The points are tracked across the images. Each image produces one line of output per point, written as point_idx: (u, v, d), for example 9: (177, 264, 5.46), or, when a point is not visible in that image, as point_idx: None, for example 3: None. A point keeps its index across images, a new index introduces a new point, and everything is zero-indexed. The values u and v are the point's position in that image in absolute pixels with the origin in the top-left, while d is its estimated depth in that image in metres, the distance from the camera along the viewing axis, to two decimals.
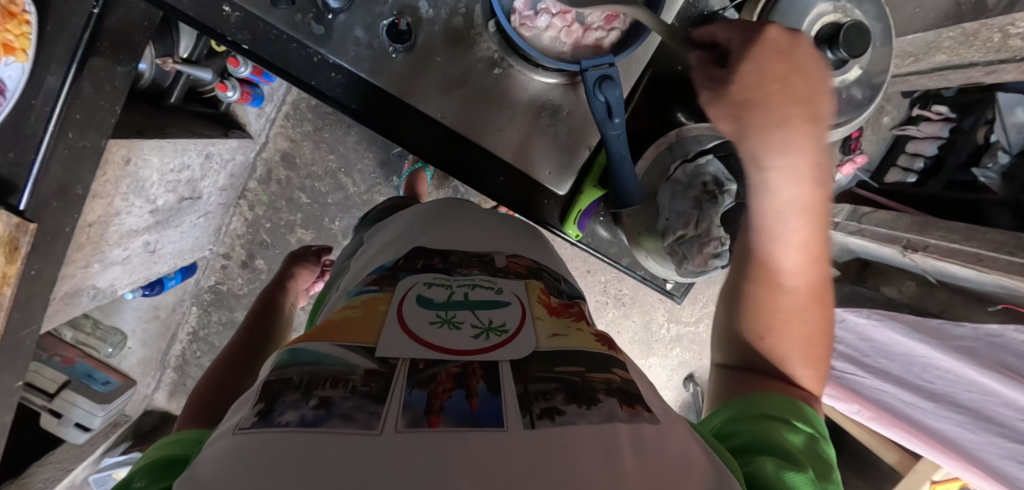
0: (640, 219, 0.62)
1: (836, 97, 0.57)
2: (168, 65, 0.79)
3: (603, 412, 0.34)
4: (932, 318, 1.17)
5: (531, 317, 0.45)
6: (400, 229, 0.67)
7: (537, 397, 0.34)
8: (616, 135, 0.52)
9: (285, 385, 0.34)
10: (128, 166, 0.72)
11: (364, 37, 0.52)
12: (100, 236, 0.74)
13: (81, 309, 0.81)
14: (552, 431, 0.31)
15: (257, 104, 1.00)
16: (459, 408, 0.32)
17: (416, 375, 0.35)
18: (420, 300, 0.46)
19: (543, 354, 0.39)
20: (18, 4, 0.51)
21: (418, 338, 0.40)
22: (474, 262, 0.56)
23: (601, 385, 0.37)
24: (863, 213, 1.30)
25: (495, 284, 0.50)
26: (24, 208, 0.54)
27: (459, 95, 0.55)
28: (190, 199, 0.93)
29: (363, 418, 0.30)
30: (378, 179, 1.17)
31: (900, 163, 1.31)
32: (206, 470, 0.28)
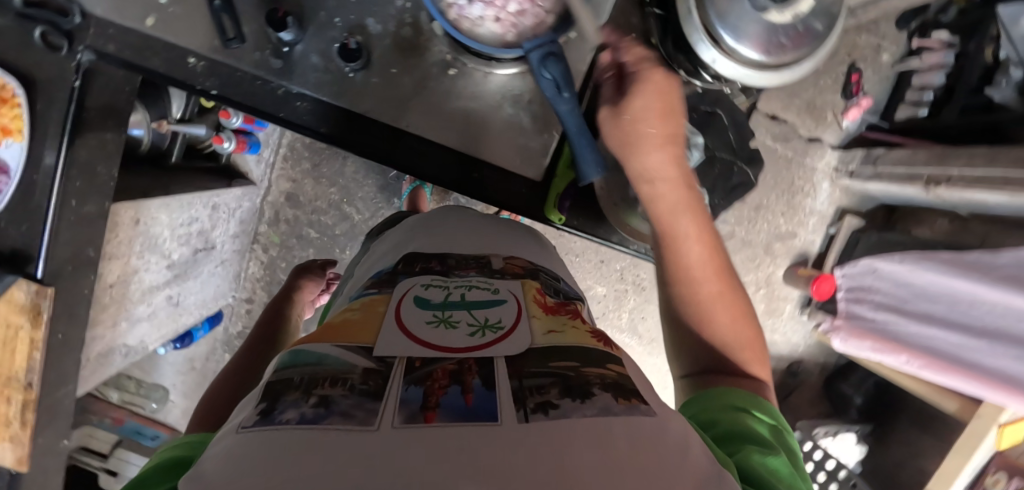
0: (612, 189, 0.62)
1: (794, 33, 0.55)
2: (164, 127, 0.85)
3: (598, 405, 0.34)
4: (971, 251, 1.10)
5: (527, 315, 0.46)
6: (396, 237, 0.69)
7: (532, 391, 0.35)
8: (568, 109, 0.51)
9: (286, 385, 0.36)
10: (139, 226, 0.77)
11: (320, 62, 0.54)
12: (123, 295, 0.79)
13: (116, 368, 0.85)
14: (546, 424, 0.31)
15: (255, 150, 1.05)
16: (455, 403, 0.33)
17: (413, 373, 0.36)
18: (418, 303, 0.47)
19: (539, 350, 0.40)
20: (6, 90, 0.53)
21: (417, 339, 0.41)
22: (472, 263, 0.58)
23: (595, 380, 0.37)
24: (876, 156, 1.28)
25: (493, 286, 0.51)
26: (41, 275, 0.58)
27: (424, 100, 0.56)
28: (204, 249, 0.98)
29: (361, 414, 0.31)
30: (381, 203, 1.20)
31: (908, 99, 1.28)
32: (209, 468, 0.29)
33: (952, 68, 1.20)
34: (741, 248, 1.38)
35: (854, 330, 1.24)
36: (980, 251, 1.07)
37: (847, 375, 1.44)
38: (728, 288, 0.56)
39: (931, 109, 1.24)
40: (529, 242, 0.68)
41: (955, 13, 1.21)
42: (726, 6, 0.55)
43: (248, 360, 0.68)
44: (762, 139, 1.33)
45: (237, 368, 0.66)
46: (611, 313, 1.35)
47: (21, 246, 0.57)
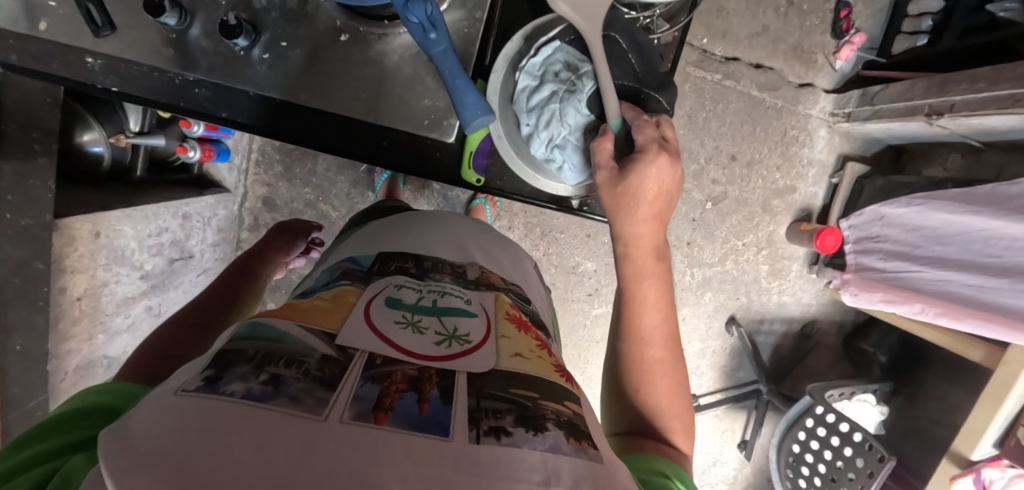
0: (510, 128, 0.63)
1: None
2: (122, 142, 0.86)
3: (548, 440, 0.33)
4: (985, 183, 1.01)
5: (497, 334, 0.44)
6: (365, 232, 0.64)
7: (487, 413, 0.33)
8: (442, 51, 0.50)
9: (238, 355, 0.34)
10: (100, 238, 0.78)
11: (209, 45, 0.55)
12: (95, 307, 0.80)
13: (101, 380, 0.87)
14: (492, 450, 0.30)
15: (224, 158, 1.05)
16: (408, 410, 0.32)
17: (371, 371, 0.34)
18: (388, 301, 0.45)
19: (501, 373, 0.38)
20: None
21: (382, 336, 0.39)
22: (441, 266, 0.55)
23: (551, 415, 0.36)
24: (874, 94, 1.17)
25: (466, 297, 0.49)
26: None
27: (325, 76, 0.57)
28: (182, 259, 1.00)
29: (310, 401, 0.30)
30: (356, 198, 1.20)
31: (906, 29, 1.18)
32: (140, 427, 0.27)
33: None
34: (738, 208, 1.31)
35: (865, 283, 1.17)
36: (994, 183, 0.98)
37: (866, 333, 1.35)
38: (669, 353, 0.58)
39: (931, 37, 1.14)
40: (493, 241, 0.66)
41: None
42: None
43: (201, 315, 0.65)
44: (748, 90, 1.25)
45: (184, 319, 0.62)
46: (604, 287, 1.31)
47: None
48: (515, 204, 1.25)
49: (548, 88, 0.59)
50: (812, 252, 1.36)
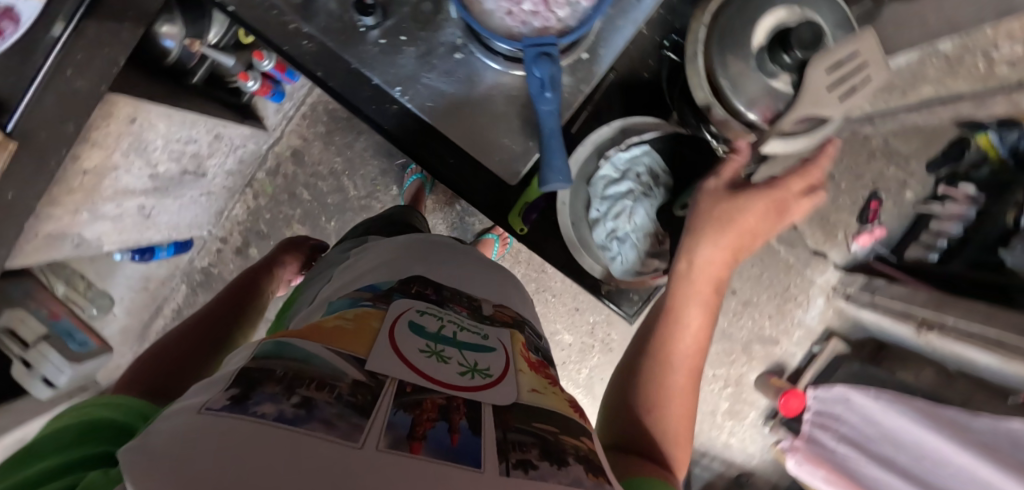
0: (574, 203, 0.67)
1: (777, 104, 0.58)
2: (195, 47, 0.86)
3: (571, 476, 0.33)
4: (949, 407, 1.06)
5: (512, 368, 0.44)
6: (386, 256, 0.62)
7: (514, 446, 0.34)
8: (549, 111, 0.54)
9: (267, 377, 0.33)
10: (133, 125, 0.77)
11: (336, 10, 0.58)
12: (95, 185, 0.78)
13: (62, 254, 0.84)
14: (523, 483, 0.30)
15: (276, 99, 1.08)
16: (440, 440, 0.31)
17: (402, 398, 0.34)
18: (412, 326, 0.44)
19: (522, 407, 0.39)
20: None
21: (408, 363, 0.39)
22: (463, 300, 0.55)
23: (570, 449, 0.37)
24: (877, 286, 1.25)
25: (483, 332, 0.49)
26: (11, 129, 0.56)
27: (422, 83, 0.59)
28: (194, 174, 0.98)
29: (343, 427, 0.29)
30: (379, 185, 1.20)
31: (923, 239, 1.25)
32: (159, 445, 0.25)
33: (972, 222, 1.17)
34: (721, 339, 1.34)
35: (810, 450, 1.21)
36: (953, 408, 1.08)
37: None
38: (689, 380, 0.59)
39: (942, 256, 1.20)
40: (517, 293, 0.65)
41: (987, 172, 1.19)
42: (739, 73, 0.58)
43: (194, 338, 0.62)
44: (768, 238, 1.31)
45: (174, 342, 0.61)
46: (572, 363, 1.31)
47: None
48: (520, 252, 1.27)
49: (626, 184, 0.64)
50: (772, 406, 1.39)
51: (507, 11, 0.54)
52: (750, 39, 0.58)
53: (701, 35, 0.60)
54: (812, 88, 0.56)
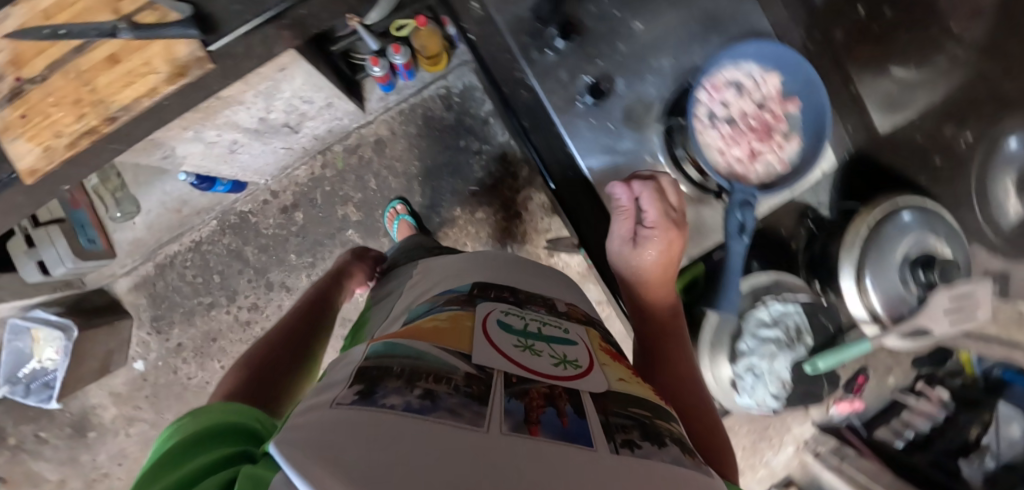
0: (718, 330, 0.63)
1: (903, 312, 0.57)
2: (354, 23, 0.87)
3: (670, 454, 0.32)
4: None
5: (598, 362, 0.44)
6: (457, 263, 0.60)
7: (617, 428, 0.32)
8: (737, 251, 0.55)
9: (385, 373, 0.32)
10: (280, 73, 0.77)
11: (565, 78, 0.57)
12: (216, 112, 0.77)
13: (147, 161, 0.83)
14: (635, 459, 0.28)
15: (387, 88, 1.12)
16: (552, 421, 0.30)
17: (511, 387, 0.32)
18: (502, 324, 0.44)
19: (618, 395, 0.38)
20: None
21: (509, 359, 0.37)
22: (537, 301, 0.53)
23: (665, 433, 0.36)
24: (846, 455, 1.34)
25: (564, 327, 0.48)
26: (212, 49, 0.55)
27: (617, 170, 0.59)
28: (291, 129, 0.98)
29: (468, 415, 0.28)
30: (445, 201, 1.22)
31: (892, 424, 1.30)
32: (310, 433, 0.24)
33: (939, 424, 1.22)
34: None
35: None
36: None
37: None
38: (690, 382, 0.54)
39: (906, 446, 1.26)
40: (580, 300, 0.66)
41: None
42: (883, 270, 0.57)
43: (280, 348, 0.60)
44: None
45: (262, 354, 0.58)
46: None
47: (216, 15, 0.55)
48: None
49: (772, 331, 0.63)
50: None
51: (715, 143, 0.57)
52: (902, 243, 0.57)
53: (865, 218, 0.58)
54: (932, 310, 0.56)
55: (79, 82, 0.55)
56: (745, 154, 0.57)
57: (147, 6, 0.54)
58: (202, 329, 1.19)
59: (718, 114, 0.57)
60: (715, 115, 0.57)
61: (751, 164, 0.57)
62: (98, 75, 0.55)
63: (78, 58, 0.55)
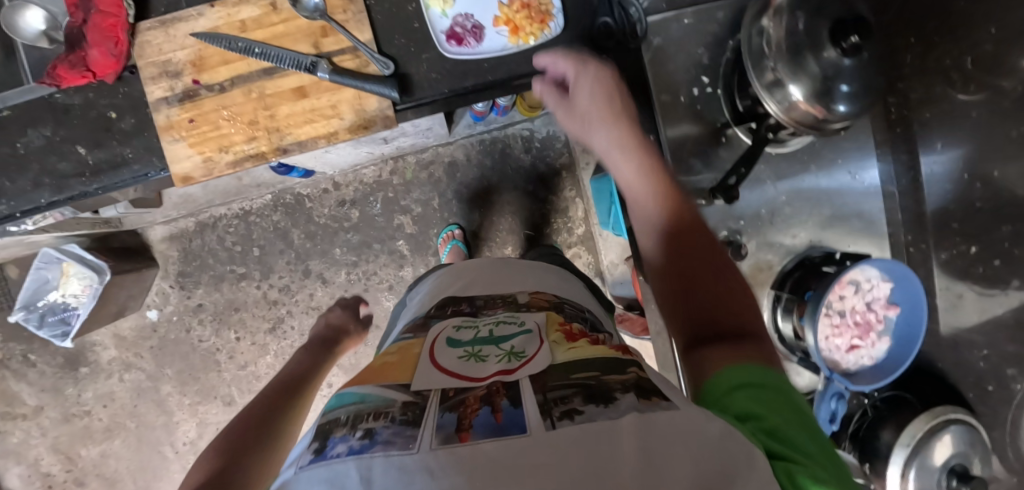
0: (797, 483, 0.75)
1: None
2: None
3: (620, 408, 0.27)
4: None
5: (547, 342, 0.41)
6: (431, 291, 0.63)
7: (555, 401, 0.28)
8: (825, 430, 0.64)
9: (334, 423, 0.29)
10: None
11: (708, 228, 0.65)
12: None
13: None
14: (576, 430, 0.24)
15: (478, 120, 1.10)
16: (484, 421, 0.27)
17: (447, 401, 0.30)
18: (451, 342, 0.44)
19: (559, 366, 0.34)
20: (547, 12, 0.57)
21: (452, 374, 0.37)
22: (494, 301, 0.56)
23: (618, 385, 0.30)
24: None
25: (518, 319, 0.49)
26: (400, 107, 0.57)
27: None
28: (384, 141, 0.98)
29: (400, 440, 0.25)
30: (498, 237, 1.23)
31: None
32: None
33: None
34: None
35: None
36: None
37: None
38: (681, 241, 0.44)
39: None
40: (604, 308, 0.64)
41: None
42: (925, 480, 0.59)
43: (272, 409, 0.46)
44: None
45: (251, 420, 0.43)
46: None
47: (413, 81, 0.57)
48: None
49: None
50: None
51: (826, 332, 0.64)
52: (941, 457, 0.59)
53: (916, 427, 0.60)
54: None
55: (260, 104, 0.55)
56: (847, 348, 0.64)
57: (350, 51, 0.55)
58: (226, 296, 1.17)
59: (834, 310, 0.64)
60: (831, 309, 0.64)
61: (850, 357, 0.64)
62: (281, 103, 0.55)
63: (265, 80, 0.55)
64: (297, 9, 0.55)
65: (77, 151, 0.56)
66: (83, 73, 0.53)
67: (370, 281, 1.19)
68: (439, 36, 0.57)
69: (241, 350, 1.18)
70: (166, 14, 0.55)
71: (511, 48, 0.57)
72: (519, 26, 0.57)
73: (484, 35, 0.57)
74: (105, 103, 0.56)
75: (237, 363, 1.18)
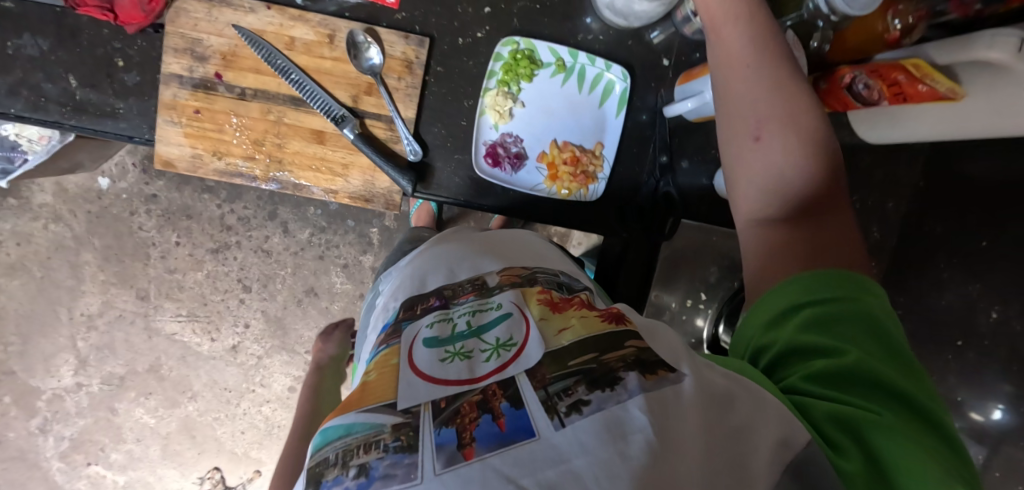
0: None
1: None
2: None
3: (632, 389, 0.24)
4: None
5: (535, 319, 0.32)
6: (409, 275, 0.47)
7: (558, 394, 0.24)
8: None
9: (320, 468, 0.23)
10: None
11: None
12: None
13: None
14: (597, 423, 0.22)
15: None
16: (487, 429, 0.22)
17: (440, 412, 0.24)
18: (426, 339, 0.32)
19: (555, 352, 0.27)
20: (587, 169, 0.61)
21: (437, 382, 0.27)
22: (466, 288, 0.40)
23: (621, 364, 0.26)
24: None
25: (495, 302, 0.35)
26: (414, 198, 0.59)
27: None
28: None
29: (404, 474, 0.21)
30: None
31: None
32: None
33: None
34: None
35: None
36: None
37: None
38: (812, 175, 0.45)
39: None
40: None
41: None
42: None
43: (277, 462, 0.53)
44: None
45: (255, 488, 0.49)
46: None
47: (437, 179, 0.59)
48: None
49: None
50: None
51: None
52: None
53: None
54: None
55: (273, 128, 0.57)
56: None
57: (385, 121, 0.57)
58: (183, 200, 1.12)
59: None
60: None
61: None
62: (294, 137, 0.57)
63: (289, 106, 0.57)
64: (352, 60, 0.56)
65: (67, 79, 0.54)
66: (105, 11, 0.51)
67: (329, 251, 1.17)
68: (480, 149, 0.59)
69: (176, 256, 1.14)
70: None
71: (542, 188, 0.61)
72: (557, 176, 0.60)
73: (524, 166, 0.60)
74: (117, 46, 0.54)
75: (166, 266, 1.14)
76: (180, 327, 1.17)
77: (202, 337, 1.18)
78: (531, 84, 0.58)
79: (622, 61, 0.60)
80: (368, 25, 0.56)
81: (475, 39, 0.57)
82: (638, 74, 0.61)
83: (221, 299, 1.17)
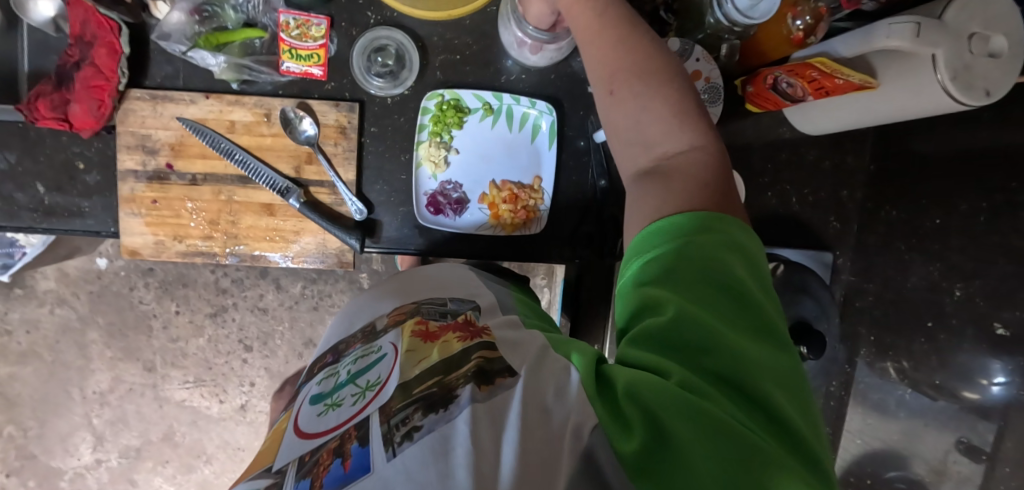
0: None
1: None
2: None
3: (461, 407, 0.27)
4: None
5: (403, 351, 0.36)
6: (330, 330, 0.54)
7: (398, 424, 0.27)
8: None
9: None
10: None
11: None
12: None
13: None
14: (423, 446, 0.24)
15: None
16: (334, 474, 0.26)
17: (303, 468, 0.29)
18: (314, 400, 0.38)
19: (405, 382, 0.31)
20: (522, 201, 0.64)
21: (309, 438, 0.33)
22: (357, 335, 0.45)
23: (460, 382, 0.30)
24: None
25: (377, 346, 0.40)
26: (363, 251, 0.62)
27: None
28: None
29: None
30: None
31: None
32: None
33: None
34: None
35: None
36: None
37: None
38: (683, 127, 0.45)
39: None
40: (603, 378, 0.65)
41: None
42: None
43: None
44: None
45: None
46: None
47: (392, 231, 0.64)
48: None
49: None
50: None
51: None
52: None
53: None
54: None
55: (225, 207, 0.62)
56: None
57: (328, 186, 0.62)
58: (178, 270, 1.16)
59: None
60: None
61: None
62: (246, 213, 0.62)
63: (237, 184, 0.62)
64: (289, 134, 0.61)
65: (36, 187, 0.60)
66: (60, 120, 0.56)
67: (323, 301, 1.20)
68: (422, 199, 0.63)
69: (177, 324, 1.18)
70: (160, 89, 0.59)
71: (486, 226, 0.65)
72: (498, 213, 0.64)
73: (466, 209, 0.65)
74: (77, 150, 0.60)
75: (168, 335, 1.18)
76: (188, 393, 1.20)
77: (210, 400, 1.21)
78: (461, 130, 0.63)
79: (549, 96, 0.64)
80: (300, 100, 0.61)
81: (404, 97, 0.62)
82: (566, 106, 0.64)
83: (224, 361, 1.20)
